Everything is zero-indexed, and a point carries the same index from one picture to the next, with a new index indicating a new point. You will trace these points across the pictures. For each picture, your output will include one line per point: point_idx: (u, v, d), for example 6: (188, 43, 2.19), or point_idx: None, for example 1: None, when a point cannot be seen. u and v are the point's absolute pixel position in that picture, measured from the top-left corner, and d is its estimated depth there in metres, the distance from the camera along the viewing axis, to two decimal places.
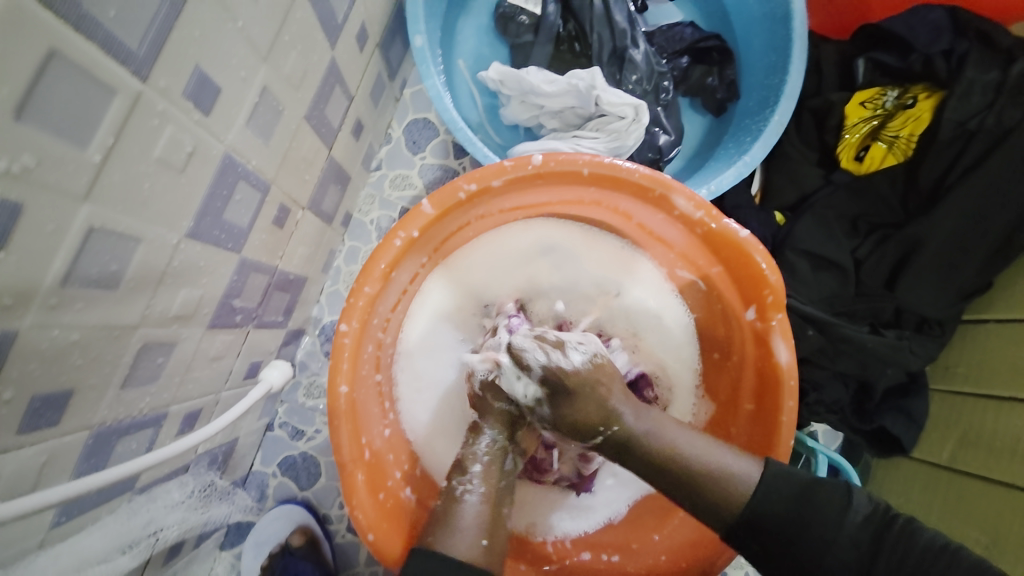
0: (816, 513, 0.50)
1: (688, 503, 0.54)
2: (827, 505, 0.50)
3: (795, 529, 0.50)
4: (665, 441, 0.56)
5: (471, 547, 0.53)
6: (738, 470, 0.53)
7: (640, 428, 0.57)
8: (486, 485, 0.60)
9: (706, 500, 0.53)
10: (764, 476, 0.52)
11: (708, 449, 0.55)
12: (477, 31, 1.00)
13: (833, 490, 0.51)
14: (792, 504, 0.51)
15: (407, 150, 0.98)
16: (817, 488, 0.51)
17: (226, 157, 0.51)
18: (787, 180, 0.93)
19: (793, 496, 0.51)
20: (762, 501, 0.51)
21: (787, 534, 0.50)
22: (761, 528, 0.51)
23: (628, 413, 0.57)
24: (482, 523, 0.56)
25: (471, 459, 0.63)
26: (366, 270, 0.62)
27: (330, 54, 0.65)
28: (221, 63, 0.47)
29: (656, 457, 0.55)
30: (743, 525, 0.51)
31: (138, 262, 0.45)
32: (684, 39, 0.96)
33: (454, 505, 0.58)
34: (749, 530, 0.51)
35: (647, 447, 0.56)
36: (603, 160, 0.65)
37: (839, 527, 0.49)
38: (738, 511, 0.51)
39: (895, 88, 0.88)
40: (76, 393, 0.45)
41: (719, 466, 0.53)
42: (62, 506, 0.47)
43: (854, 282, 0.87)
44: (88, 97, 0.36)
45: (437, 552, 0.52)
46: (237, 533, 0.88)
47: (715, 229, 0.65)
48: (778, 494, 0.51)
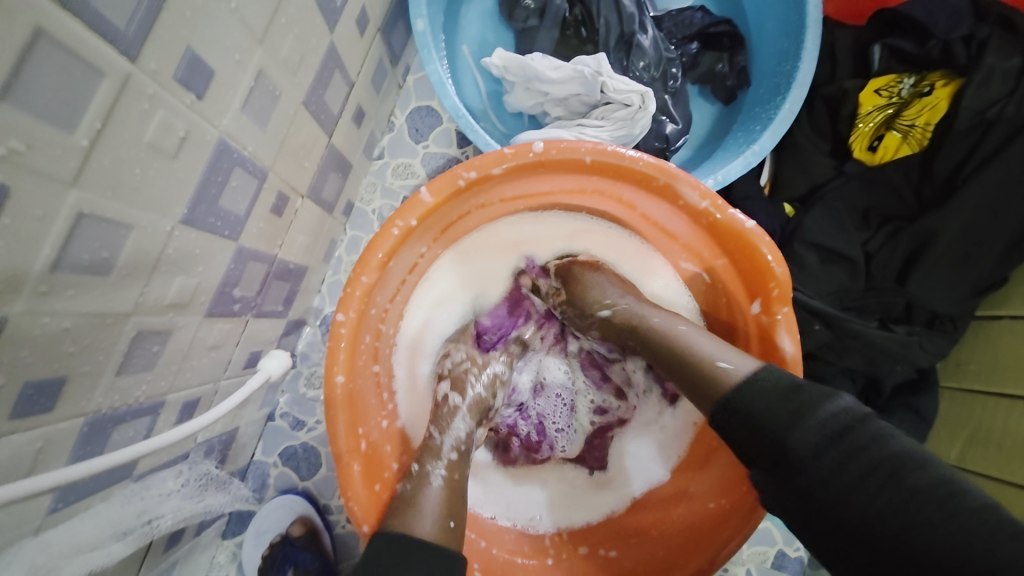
0: (788, 414, 0.47)
1: (682, 378, 0.56)
2: (799, 409, 0.46)
3: (775, 420, 0.47)
4: (667, 325, 0.60)
5: (434, 526, 0.52)
6: (729, 365, 0.53)
7: (654, 316, 0.62)
8: (454, 472, 0.59)
9: (693, 373, 0.55)
10: (753, 369, 0.52)
11: (715, 345, 0.56)
12: (482, 16, 0.98)
13: (815, 394, 0.47)
14: (770, 403, 0.48)
15: (409, 138, 0.96)
16: (796, 393, 0.48)
17: (220, 142, 0.50)
18: (798, 170, 0.90)
19: (766, 407, 0.48)
20: (746, 393, 0.50)
21: (775, 431, 0.47)
22: (756, 433, 0.48)
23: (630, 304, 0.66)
24: (444, 505, 0.55)
25: (446, 447, 0.61)
26: (363, 259, 0.61)
27: (329, 38, 0.64)
28: (214, 45, 0.45)
29: (661, 334, 0.60)
30: (725, 409, 0.51)
31: (131, 248, 0.45)
32: (694, 24, 0.94)
33: (422, 489, 0.56)
34: (734, 414, 0.50)
35: (643, 330, 0.61)
36: (606, 148, 0.64)
37: (808, 425, 0.45)
38: (722, 395, 0.51)
39: (911, 76, 0.85)
40: (70, 380, 0.45)
41: (713, 356, 0.55)
42: (59, 491, 0.48)
43: (864, 276, 0.84)
44: (74, 78, 0.35)
45: (394, 533, 0.50)
46: (238, 522, 0.89)
47: (721, 220, 0.64)
48: (768, 390, 0.49)
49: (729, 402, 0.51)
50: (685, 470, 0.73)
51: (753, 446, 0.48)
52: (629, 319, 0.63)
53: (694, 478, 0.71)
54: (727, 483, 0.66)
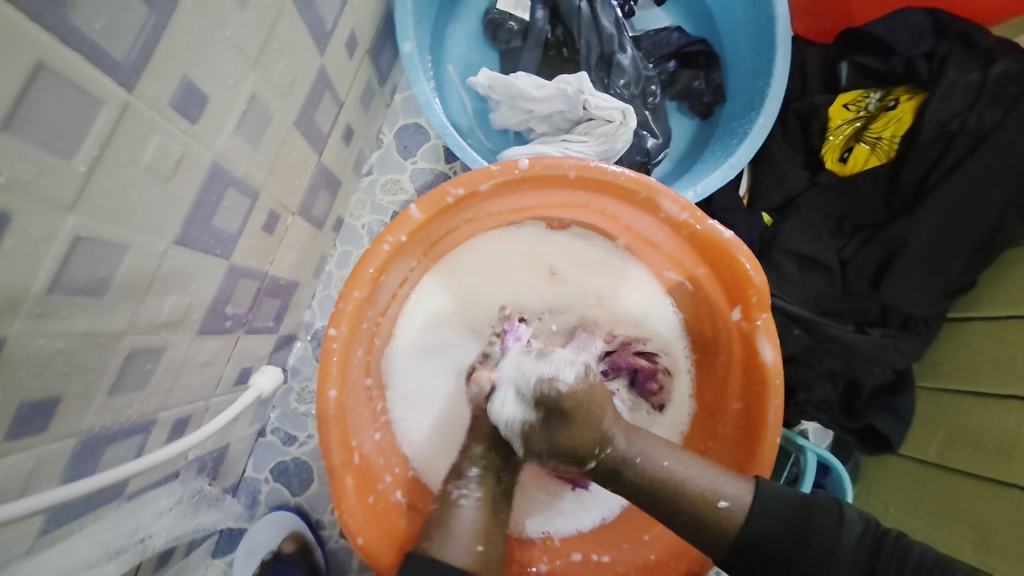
0: (812, 541, 0.52)
1: (682, 526, 0.56)
2: (822, 523, 0.53)
3: (798, 544, 0.53)
4: (652, 464, 0.57)
5: (465, 553, 0.55)
6: (729, 504, 0.55)
7: (632, 455, 0.58)
8: (483, 489, 0.62)
9: (692, 520, 0.55)
10: (752, 499, 0.55)
11: (706, 473, 0.56)
12: (467, 37, 1.01)
13: (826, 510, 0.54)
14: (791, 529, 0.54)
15: (398, 155, 0.98)
16: (812, 508, 0.54)
17: (214, 164, 0.52)
18: (773, 181, 0.94)
19: (788, 521, 0.54)
20: (754, 524, 0.54)
21: (797, 557, 0.53)
22: (764, 556, 0.54)
23: (622, 437, 0.59)
24: (478, 530, 0.58)
25: (466, 467, 0.64)
26: (355, 274, 0.62)
27: (319, 61, 0.66)
28: (209, 71, 0.47)
29: (651, 483, 0.56)
30: (743, 549, 0.54)
31: (126, 268, 0.45)
32: (671, 44, 0.97)
33: (451, 510, 0.59)
34: (758, 550, 0.54)
35: (631, 470, 0.57)
36: (589, 165, 0.66)
37: (831, 543, 0.52)
38: (730, 538, 0.54)
39: (877, 90, 0.90)
40: (64, 400, 0.45)
41: (713, 493, 0.55)
42: (52, 512, 0.47)
43: (840, 282, 0.88)
44: (76, 107, 0.37)
45: (427, 556, 0.54)
46: (228, 540, 0.88)
47: (700, 231, 0.66)
48: (784, 519, 0.54)
49: (743, 538, 0.54)
50: None
51: (779, 568, 0.53)
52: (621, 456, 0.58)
53: None
54: None
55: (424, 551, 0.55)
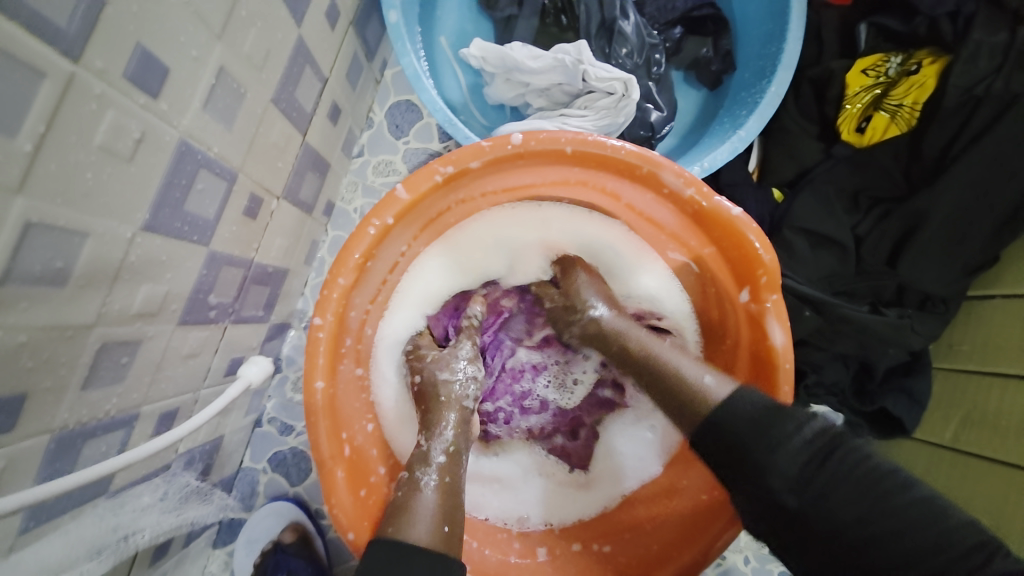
0: (769, 433, 0.48)
1: (668, 405, 0.57)
2: (782, 430, 0.48)
3: (756, 435, 0.49)
4: (648, 347, 0.61)
5: (429, 531, 0.51)
6: (713, 381, 0.54)
7: (656, 347, 0.60)
8: (447, 474, 0.58)
9: (679, 396, 0.55)
10: (736, 391, 0.52)
11: (696, 365, 0.57)
12: (460, 6, 0.95)
13: (791, 419, 0.49)
14: (752, 424, 0.49)
15: (389, 134, 0.94)
16: (777, 413, 0.49)
17: (182, 144, 0.48)
18: (785, 154, 0.89)
19: (752, 419, 0.49)
20: (729, 411, 0.51)
21: (753, 449, 0.48)
22: (718, 445, 0.51)
23: (640, 340, 0.62)
24: (437, 510, 0.54)
25: (434, 451, 0.60)
26: (340, 260, 0.59)
27: (297, 32, 0.62)
28: (168, 41, 0.43)
29: (657, 365, 0.58)
30: (708, 427, 0.51)
31: (88, 257, 0.43)
32: (677, 8, 0.90)
33: (415, 494, 0.55)
34: (720, 436, 0.51)
35: (630, 346, 0.62)
36: (587, 138, 0.62)
37: (787, 450, 0.47)
38: (702, 417, 0.53)
39: (897, 54, 0.83)
40: (31, 397, 0.43)
41: (699, 372, 0.55)
42: (30, 511, 0.46)
43: (854, 260, 0.83)
44: (11, 79, 0.33)
45: (394, 541, 0.50)
46: (229, 530, 0.87)
47: (707, 208, 0.62)
48: (747, 415, 0.50)
49: (713, 419, 0.51)
50: (676, 464, 0.72)
51: (727, 461, 0.50)
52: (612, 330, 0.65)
53: (687, 470, 0.70)
54: None
55: (390, 536, 0.50)
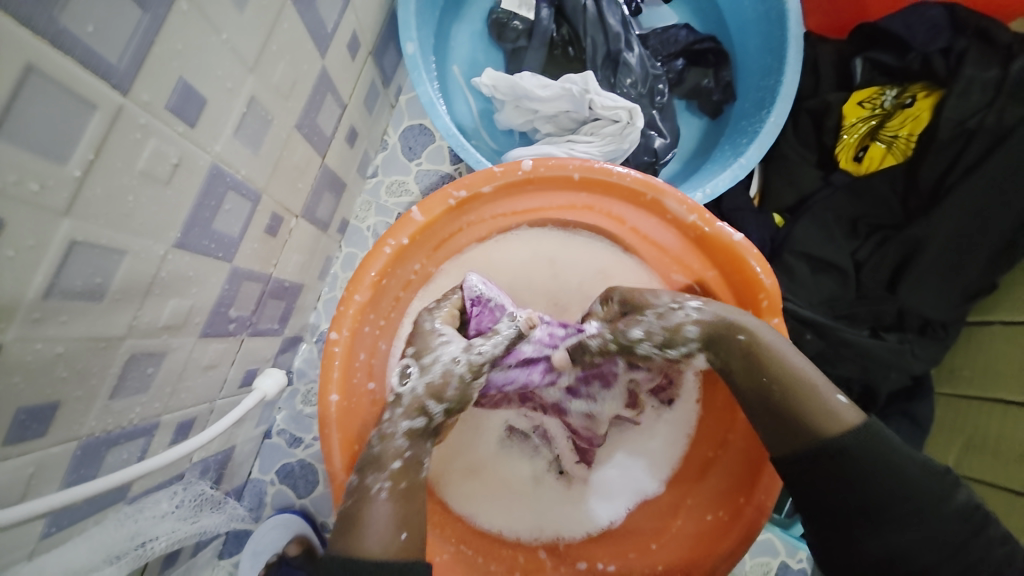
0: (858, 443, 0.50)
1: (784, 412, 0.53)
2: (932, 486, 0.49)
3: (839, 444, 0.50)
4: (783, 352, 0.55)
5: (388, 541, 0.49)
6: (845, 400, 0.52)
7: (737, 331, 0.57)
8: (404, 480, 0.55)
9: (804, 413, 0.52)
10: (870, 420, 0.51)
11: (809, 366, 0.55)
12: (472, 37, 1.00)
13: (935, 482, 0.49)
14: (894, 473, 0.49)
15: (402, 156, 0.98)
16: (930, 472, 0.50)
17: (213, 168, 0.51)
18: (785, 181, 0.92)
19: (889, 471, 0.49)
20: (811, 413, 0.52)
21: (837, 453, 0.50)
22: (844, 476, 0.50)
23: (764, 333, 0.57)
24: (397, 518, 0.51)
25: (390, 455, 0.56)
26: (356, 278, 0.62)
27: (320, 63, 0.66)
28: (206, 74, 0.47)
29: (777, 366, 0.54)
30: (786, 437, 0.53)
31: (124, 273, 0.45)
32: (679, 41, 0.95)
33: (367, 503, 0.52)
34: (846, 466, 0.49)
35: (764, 352, 0.55)
36: (595, 166, 0.65)
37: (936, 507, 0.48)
38: (833, 437, 0.50)
39: (892, 88, 0.87)
40: (63, 405, 0.45)
41: (833, 390, 0.53)
42: (52, 516, 0.48)
43: (854, 285, 0.86)
44: (68, 113, 0.36)
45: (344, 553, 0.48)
46: (235, 541, 0.88)
47: (709, 233, 0.65)
48: (886, 457, 0.49)
49: (840, 451, 0.50)
50: (680, 483, 0.73)
51: (855, 504, 0.49)
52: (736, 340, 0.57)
53: (689, 491, 0.72)
54: (724, 493, 0.67)
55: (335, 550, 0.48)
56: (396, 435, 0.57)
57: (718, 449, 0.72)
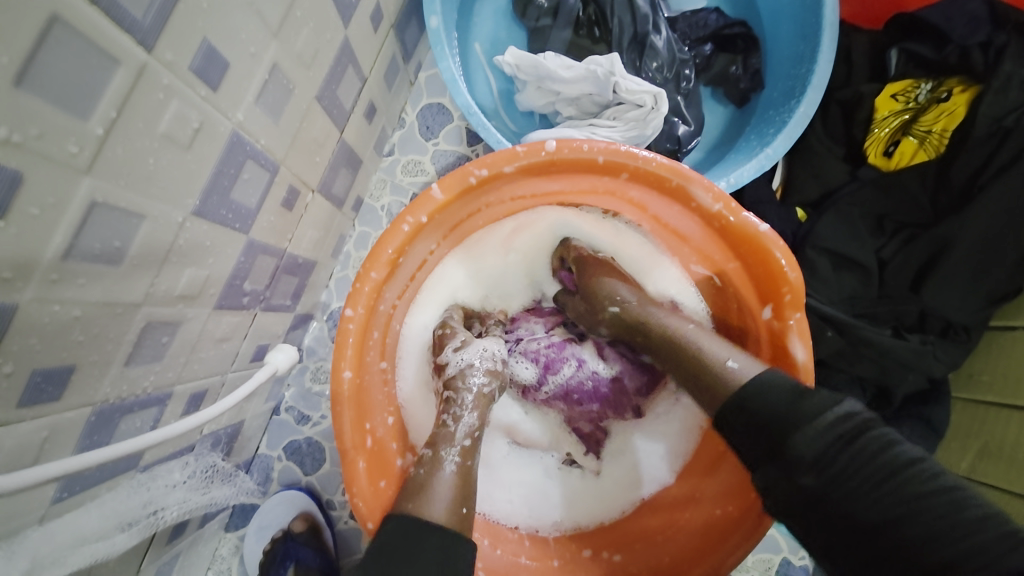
0: (801, 414, 0.47)
1: (694, 389, 0.57)
2: (811, 408, 0.47)
3: (814, 466, 0.46)
4: (675, 325, 0.61)
5: (446, 512, 0.51)
6: (738, 365, 0.54)
7: (681, 326, 0.61)
8: (466, 458, 0.57)
9: (705, 383, 0.56)
10: (761, 372, 0.52)
11: (719, 346, 0.57)
12: (495, 14, 0.97)
13: (824, 398, 0.48)
14: (783, 404, 0.49)
15: (419, 135, 0.96)
16: (807, 394, 0.49)
17: (233, 135, 0.50)
18: (809, 174, 0.89)
19: (785, 405, 0.49)
20: (753, 392, 0.51)
21: (814, 487, 0.46)
22: (746, 418, 0.51)
23: (658, 315, 0.64)
24: (457, 493, 0.53)
25: (460, 433, 0.59)
26: (374, 255, 0.61)
27: (343, 33, 0.64)
28: (230, 37, 0.45)
29: (675, 340, 0.60)
30: (756, 482, 0.50)
31: (143, 238, 0.44)
32: (708, 26, 0.93)
33: (435, 473, 0.54)
34: (746, 414, 0.51)
35: (649, 326, 0.63)
36: (619, 149, 0.63)
37: (810, 421, 0.47)
38: (728, 396, 0.53)
39: (928, 81, 0.84)
40: (79, 369, 0.44)
41: (722, 355, 0.56)
42: (64, 481, 0.47)
43: (877, 283, 0.84)
44: (91, 67, 0.35)
45: (410, 517, 0.49)
46: (241, 514, 0.89)
47: (734, 223, 0.63)
48: (774, 392, 0.50)
49: (738, 399, 0.52)
50: (691, 476, 0.73)
51: (763, 445, 0.49)
52: (634, 315, 0.65)
53: (699, 486, 0.70)
54: (733, 488, 0.65)
55: (405, 512, 0.50)
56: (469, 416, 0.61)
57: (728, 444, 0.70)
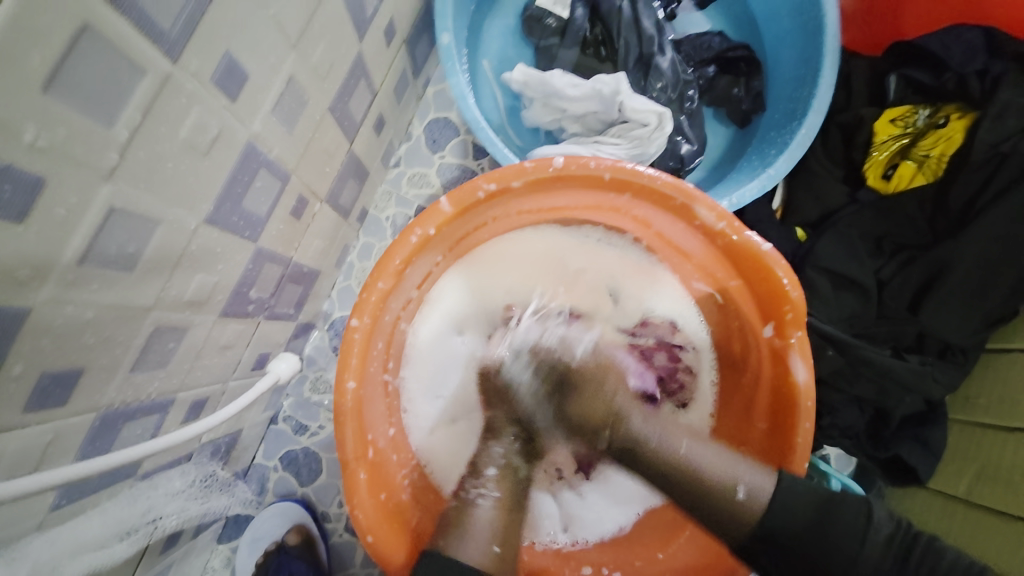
0: (834, 544, 0.52)
1: (703, 515, 0.58)
2: (849, 520, 0.53)
3: (822, 536, 0.53)
4: (672, 444, 0.61)
5: (483, 553, 0.60)
6: (749, 490, 0.56)
7: (648, 434, 0.62)
8: (501, 489, 0.67)
9: (713, 498, 0.57)
10: (773, 488, 0.56)
11: (720, 459, 0.60)
12: (503, 32, 0.99)
13: (854, 509, 0.53)
14: (814, 513, 0.54)
15: (426, 148, 0.98)
16: (841, 505, 0.54)
17: (249, 144, 0.51)
18: (809, 196, 0.91)
19: (817, 513, 0.54)
20: (788, 502, 0.55)
21: (835, 561, 0.52)
22: (789, 554, 0.54)
23: (636, 416, 0.64)
24: (493, 531, 0.62)
25: (486, 464, 0.69)
26: (381, 265, 0.61)
27: (358, 47, 0.65)
28: (252, 49, 0.46)
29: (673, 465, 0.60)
30: (761, 538, 0.55)
31: (156, 243, 0.45)
32: (712, 48, 0.95)
33: (469, 513, 0.64)
34: (773, 539, 0.55)
35: (652, 454, 0.61)
36: (626, 166, 0.64)
37: (861, 549, 0.52)
38: (752, 525, 0.55)
39: (925, 107, 0.86)
40: (87, 373, 0.44)
41: (733, 479, 0.57)
42: (64, 488, 0.46)
43: (876, 304, 0.84)
44: (119, 74, 0.35)
45: (448, 555, 0.58)
46: (235, 526, 0.88)
47: (737, 242, 0.63)
48: (808, 506, 0.54)
49: (760, 531, 0.55)
50: None
51: (811, 540, 0.53)
52: (644, 437, 0.62)
53: None
54: None
55: (441, 550, 0.58)
56: (489, 480, 0.67)
57: None
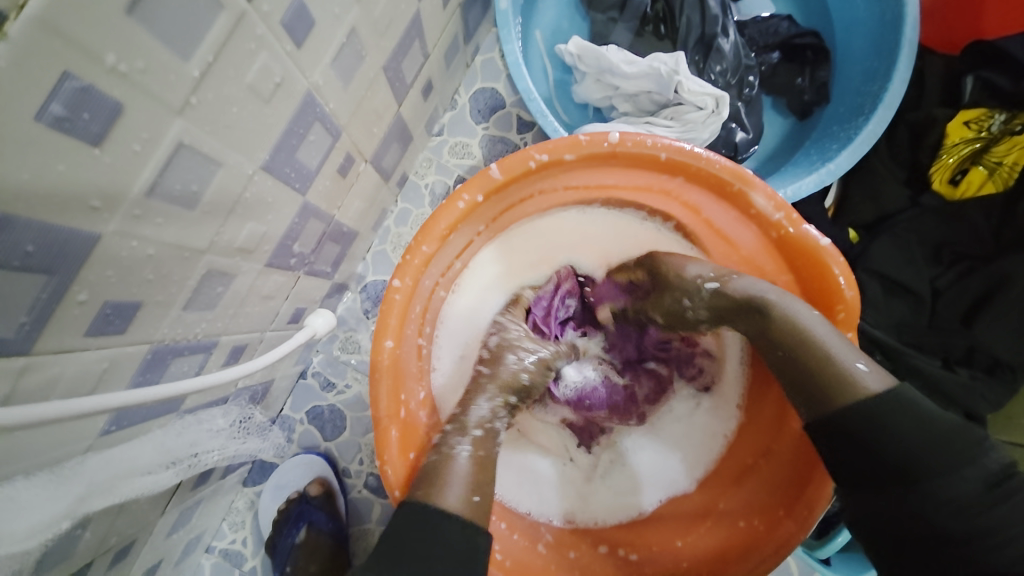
0: (953, 449, 0.44)
1: (790, 373, 0.53)
2: (960, 444, 0.44)
3: (926, 447, 0.44)
4: (797, 313, 0.54)
5: (461, 501, 0.52)
6: (867, 368, 0.50)
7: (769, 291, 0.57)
8: (481, 449, 0.60)
9: (817, 369, 0.51)
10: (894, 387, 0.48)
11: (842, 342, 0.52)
12: (559, 4, 0.96)
13: (971, 441, 0.45)
14: (927, 425, 0.45)
15: (470, 118, 0.96)
16: (956, 433, 0.45)
17: (307, 95, 0.50)
18: (867, 195, 0.86)
19: (922, 432, 0.45)
20: (892, 410, 0.46)
21: (926, 464, 0.44)
22: (874, 456, 0.46)
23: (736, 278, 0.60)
24: (469, 480, 0.55)
25: (472, 424, 0.62)
26: (427, 228, 0.61)
27: (416, 5, 0.64)
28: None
29: (792, 328, 0.54)
30: (837, 427, 0.48)
31: (216, 186, 0.45)
32: (779, 33, 0.91)
33: (450, 462, 0.57)
34: (865, 425, 0.46)
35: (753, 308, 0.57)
36: (684, 148, 0.62)
37: (974, 464, 0.43)
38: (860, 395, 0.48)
39: (1003, 112, 0.80)
40: (145, 307, 0.45)
41: (853, 355, 0.50)
42: (115, 414, 0.47)
43: (928, 312, 0.81)
44: (199, 10, 0.35)
45: (431, 505, 0.51)
46: (260, 472, 0.91)
47: (793, 235, 0.61)
48: (915, 420, 0.45)
49: (855, 407, 0.47)
50: (713, 486, 0.72)
51: (887, 466, 0.45)
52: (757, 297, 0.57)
53: (725, 494, 0.69)
54: (760, 502, 0.65)
55: (419, 501, 0.52)
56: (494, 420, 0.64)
57: (757, 458, 0.69)
